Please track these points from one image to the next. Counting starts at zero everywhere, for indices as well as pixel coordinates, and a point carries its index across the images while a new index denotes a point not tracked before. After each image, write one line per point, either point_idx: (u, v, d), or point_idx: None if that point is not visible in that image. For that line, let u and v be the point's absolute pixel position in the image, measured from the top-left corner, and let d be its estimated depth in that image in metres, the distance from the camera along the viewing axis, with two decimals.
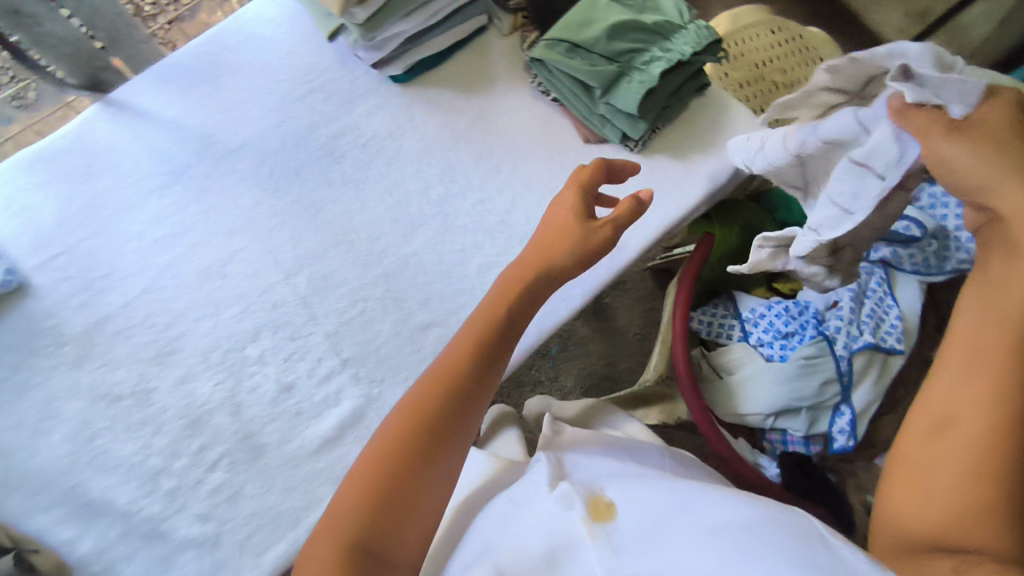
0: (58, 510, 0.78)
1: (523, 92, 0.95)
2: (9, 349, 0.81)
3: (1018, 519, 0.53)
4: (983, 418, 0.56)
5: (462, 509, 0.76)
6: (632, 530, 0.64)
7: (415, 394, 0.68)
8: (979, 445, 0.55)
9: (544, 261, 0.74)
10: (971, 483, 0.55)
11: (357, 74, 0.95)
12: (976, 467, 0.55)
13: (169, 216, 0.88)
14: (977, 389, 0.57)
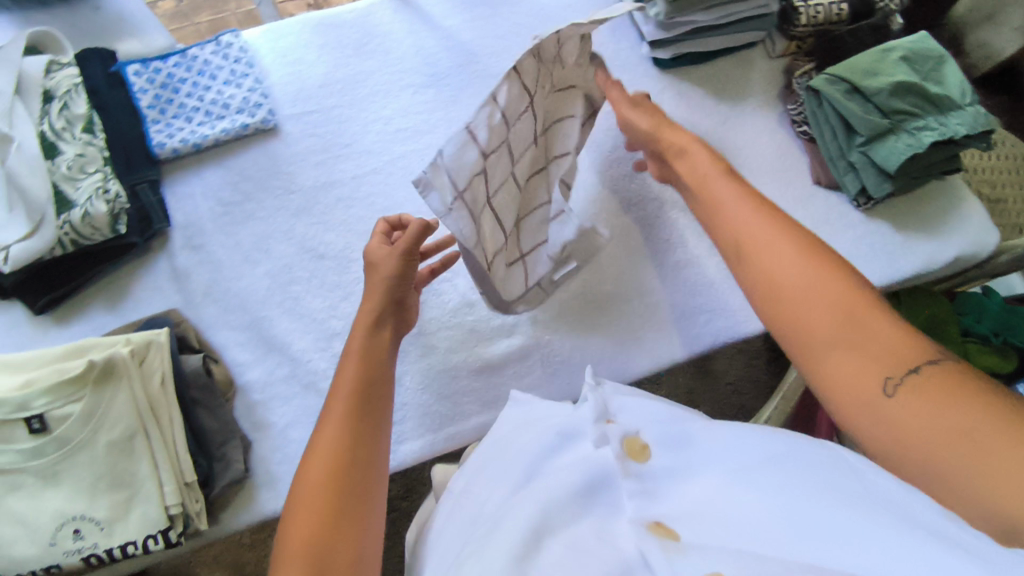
0: (242, 334, 0.83)
1: (770, 116, 0.96)
2: (247, 179, 0.88)
3: (930, 370, 0.48)
4: (823, 293, 0.53)
5: (493, 446, 0.65)
6: (664, 473, 0.53)
7: (354, 342, 0.67)
8: (841, 300, 0.53)
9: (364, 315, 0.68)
10: (865, 354, 0.50)
11: (624, 45, 0.97)
12: (842, 331, 0.51)
13: (416, 112, 0.92)
14: (819, 283, 0.55)
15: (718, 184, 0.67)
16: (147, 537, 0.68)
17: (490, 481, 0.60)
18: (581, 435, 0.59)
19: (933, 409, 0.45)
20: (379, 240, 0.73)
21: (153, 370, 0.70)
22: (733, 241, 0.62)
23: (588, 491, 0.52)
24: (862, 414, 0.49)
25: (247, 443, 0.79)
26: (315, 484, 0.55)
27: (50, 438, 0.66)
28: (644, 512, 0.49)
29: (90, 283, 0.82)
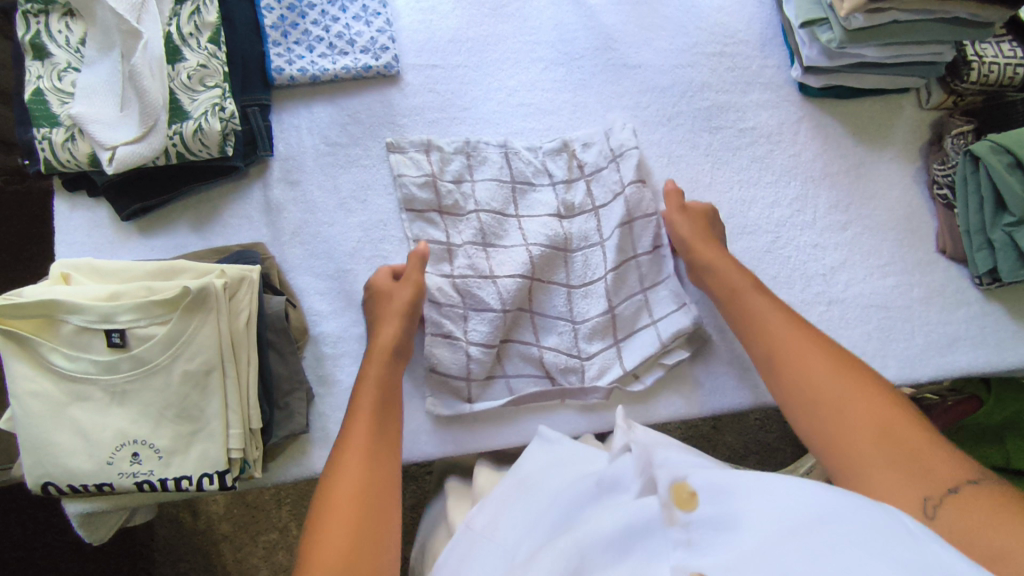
0: (323, 283, 0.79)
1: (907, 169, 0.90)
2: (358, 123, 0.84)
3: (907, 421, 0.58)
4: (825, 361, 0.64)
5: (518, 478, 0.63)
6: (709, 525, 0.48)
7: (385, 335, 0.72)
8: (851, 389, 0.61)
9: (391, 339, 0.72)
10: (871, 444, 0.57)
11: (770, 63, 0.91)
12: (861, 417, 0.59)
13: (543, 89, 0.87)
14: (827, 363, 0.64)
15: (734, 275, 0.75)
16: (203, 476, 0.65)
17: (515, 527, 0.59)
18: (623, 486, 0.56)
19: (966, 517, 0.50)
20: (387, 273, 0.77)
21: (241, 307, 0.67)
22: (768, 332, 0.70)
23: (624, 540, 0.50)
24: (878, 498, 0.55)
25: (310, 397, 0.76)
26: (337, 514, 0.58)
27: (127, 356, 0.63)
28: (686, 564, 0.46)
29: (181, 198, 0.79)
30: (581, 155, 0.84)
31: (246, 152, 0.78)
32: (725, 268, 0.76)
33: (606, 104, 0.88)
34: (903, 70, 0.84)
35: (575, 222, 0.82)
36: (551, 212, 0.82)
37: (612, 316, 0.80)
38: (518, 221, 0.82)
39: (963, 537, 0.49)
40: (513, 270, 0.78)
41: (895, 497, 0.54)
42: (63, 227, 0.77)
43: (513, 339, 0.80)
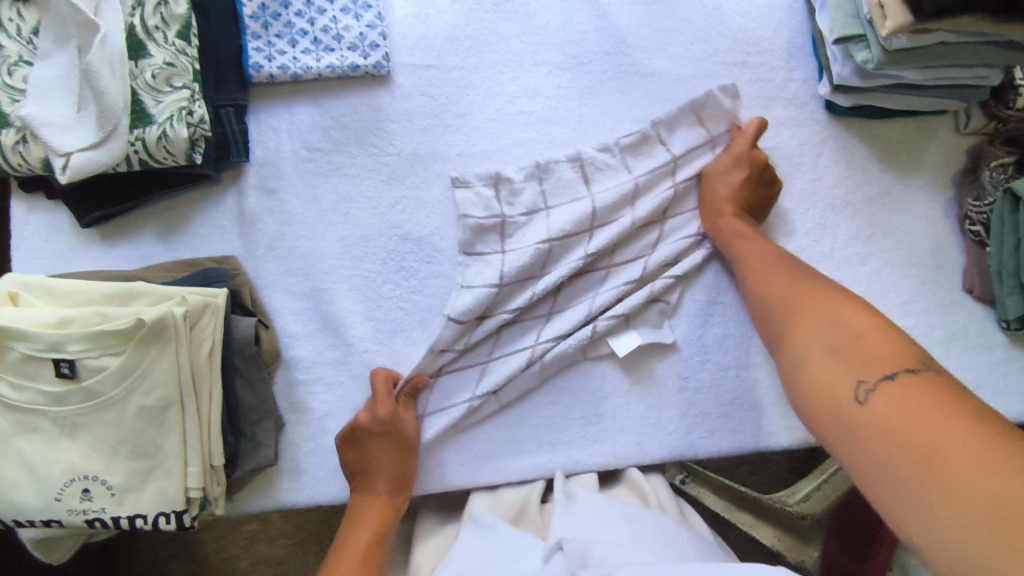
0: (299, 302, 0.74)
1: (937, 199, 0.83)
2: (343, 127, 0.77)
3: (886, 341, 0.55)
4: (812, 297, 0.64)
5: None
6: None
7: (377, 441, 0.68)
8: (812, 304, 0.63)
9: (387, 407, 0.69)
10: (817, 330, 0.60)
11: (796, 76, 0.83)
12: (807, 318, 0.62)
13: (547, 96, 0.80)
14: (805, 301, 0.64)
15: (751, 234, 0.73)
16: (158, 515, 0.61)
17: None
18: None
19: (903, 419, 0.48)
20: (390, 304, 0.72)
21: (204, 337, 0.61)
22: (754, 271, 0.71)
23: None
24: (827, 409, 0.55)
25: (280, 425, 0.71)
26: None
27: (77, 388, 0.58)
28: None
29: (147, 204, 0.73)
30: (667, 140, 0.79)
31: (218, 157, 0.72)
32: (746, 236, 0.74)
33: (615, 114, 0.81)
34: (947, 92, 0.77)
35: (613, 209, 0.76)
36: (581, 195, 0.76)
37: (625, 319, 0.75)
38: (547, 213, 0.75)
39: (885, 429, 0.49)
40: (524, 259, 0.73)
41: (831, 383, 0.55)
42: (19, 231, 0.72)
43: (520, 322, 0.74)
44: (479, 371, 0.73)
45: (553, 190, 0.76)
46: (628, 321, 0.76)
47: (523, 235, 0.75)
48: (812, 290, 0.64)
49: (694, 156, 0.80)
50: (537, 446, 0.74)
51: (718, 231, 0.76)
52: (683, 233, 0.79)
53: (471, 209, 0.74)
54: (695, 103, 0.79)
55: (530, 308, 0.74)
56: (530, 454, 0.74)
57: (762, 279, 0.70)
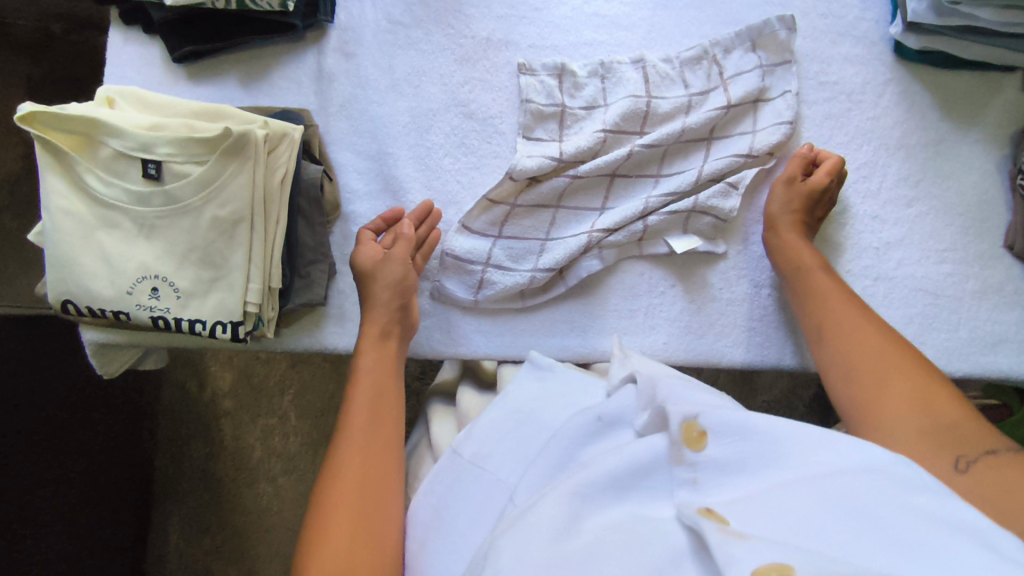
0: (363, 163, 0.78)
1: (991, 155, 0.84)
2: (424, 5, 0.80)
3: (969, 416, 0.57)
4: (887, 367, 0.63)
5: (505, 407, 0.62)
6: (717, 467, 0.48)
7: (382, 297, 0.69)
8: (893, 371, 0.62)
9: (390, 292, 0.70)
10: (897, 400, 0.60)
11: (869, 16, 0.84)
12: (884, 380, 0.62)
13: (622, 2, 0.82)
14: (883, 361, 0.63)
15: (825, 286, 0.72)
16: (217, 324, 0.66)
17: (508, 456, 0.58)
18: (624, 422, 0.55)
19: (1008, 483, 0.50)
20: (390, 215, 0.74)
21: (279, 163, 0.66)
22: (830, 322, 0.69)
23: (625, 480, 0.49)
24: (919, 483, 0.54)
25: (332, 272, 0.75)
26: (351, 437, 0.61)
27: (161, 191, 0.63)
28: (692, 501, 0.47)
29: (234, 49, 0.77)
30: (722, 62, 0.81)
31: (306, 13, 0.76)
32: (821, 286, 0.72)
33: (685, 29, 0.83)
34: (1018, 43, 0.77)
35: (662, 120, 0.79)
36: (639, 95, 0.78)
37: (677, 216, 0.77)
38: (605, 109, 0.79)
39: (991, 488, 0.51)
40: (581, 143, 0.77)
41: (922, 459, 0.55)
42: (114, 59, 0.76)
43: (575, 208, 0.78)
44: (526, 246, 0.77)
45: (612, 88, 0.80)
46: (683, 224, 0.78)
47: (581, 128, 0.79)
48: (888, 347, 0.64)
49: (748, 77, 0.80)
50: (569, 329, 0.77)
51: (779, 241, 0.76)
52: (730, 150, 0.79)
53: (534, 96, 0.78)
54: (752, 28, 0.80)
55: (581, 195, 0.78)
56: (566, 336, 0.77)
57: (838, 339, 0.68)
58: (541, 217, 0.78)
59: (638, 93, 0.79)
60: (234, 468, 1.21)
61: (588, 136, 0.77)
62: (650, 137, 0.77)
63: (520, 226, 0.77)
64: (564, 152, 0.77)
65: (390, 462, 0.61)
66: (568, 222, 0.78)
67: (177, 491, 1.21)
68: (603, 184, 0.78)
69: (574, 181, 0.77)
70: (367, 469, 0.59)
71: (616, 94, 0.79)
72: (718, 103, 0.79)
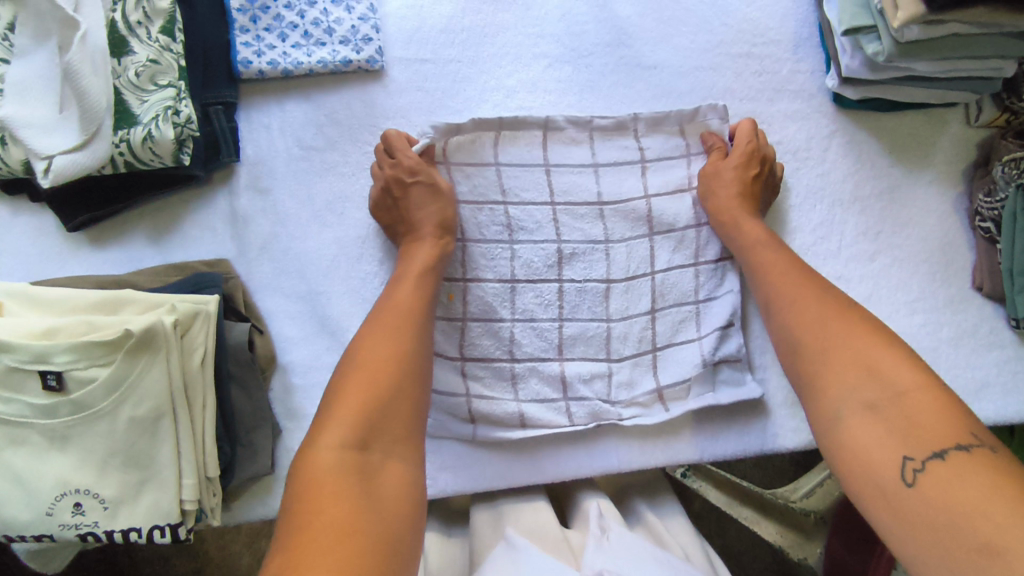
0: (294, 306, 0.72)
1: (946, 194, 0.81)
2: (336, 125, 0.75)
3: (929, 398, 0.54)
4: (831, 331, 0.61)
5: None
6: None
7: (400, 303, 0.63)
8: (841, 340, 0.60)
9: (406, 302, 0.63)
10: (855, 373, 0.57)
11: (803, 69, 0.81)
12: (841, 363, 0.59)
13: (546, 90, 0.78)
14: (840, 332, 0.60)
15: (766, 248, 0.71)
16: (154, 528, 0.60)
17: None
18: None
19: (955, 486, 0.48)
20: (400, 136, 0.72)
21: (196, 345, 0.60)
22: (765, 264, 0.70)
23: None
24: (869, 485, 0.53)
25: (276, 432, 0.70)
26: (348, 409, 0.54)
27: (66, 400, 0.57)
28: None
29: (135, 206, 0.71)
30: (640, 143, 0.78)
31: (207, 157, 0.69)
32: (760, 242, 0.72)
33: (616, 108, 0.79)
34: (959, 84, 0.74)
35: (580, 213, 0.76)
36: (544, 201, 0.76)
37: (653, 318, 0.77)
38: (499, 170, 0.75)
39: (946, 495, 0.49)
40: (528, 265, 0.75)
41: (870, 447, 0.53)
42: (6, 235, 0.69)
43: (530, 319, 0.75)
44: (485, 371, 0.74)
45: (512, 159, 0.76)
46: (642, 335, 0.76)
47: (478, 188, 0.75)
48: (864, 339, 0.59)
49: (668, 173, 0.78)
50: (550, 454, 0.75)
51: (738, 228, 0.73)
52: (676, 254, 0.77)
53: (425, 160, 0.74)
54: (673, 122, 0.78)
55: (543, 310, 0.75)
56: (552, 455, 0.75)
57: (808, 292, 0.65)
58: (494, 336, 0.74)
59: (541, 182, 0.76)
60: None
61: (491, 236, 0.75)
62: (576, 245, 0.76)
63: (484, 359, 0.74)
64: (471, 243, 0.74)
65: (390, 448, 0.54)
66: (524, 338, 0.75)
67: None
68: (556, 297, 0.75)
69: (515, 284, 0.75)
70: (363, 446, 0.53)
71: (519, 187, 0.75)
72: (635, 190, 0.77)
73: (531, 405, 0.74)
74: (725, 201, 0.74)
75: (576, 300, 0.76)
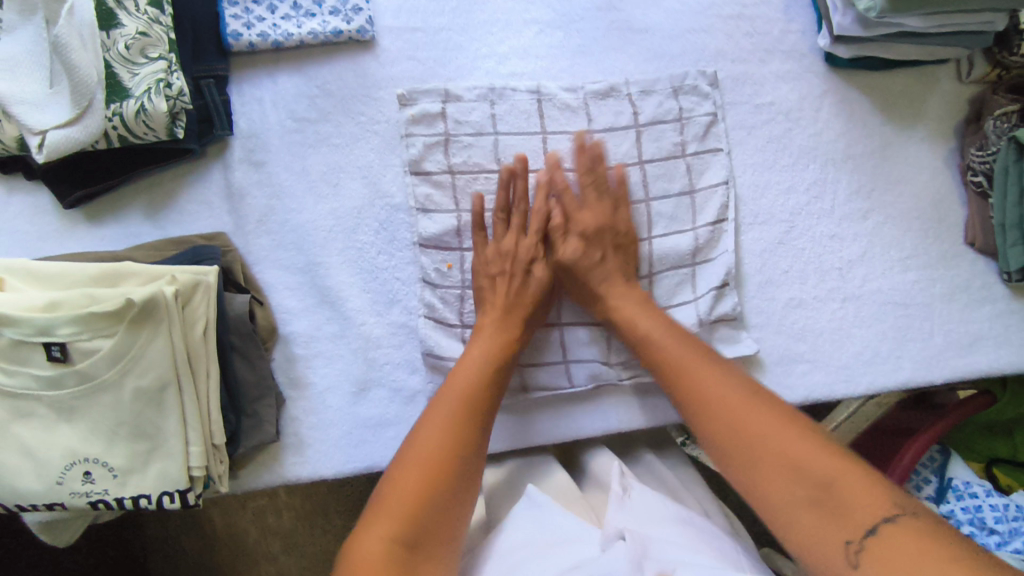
0: (293, 277, 0.73)
1: (938, 150, 0.82)
2: (328, 96, 0.75)
3: (862, 482, 0.52)
4: (751, 422, 0.58)
5: (502, 560, 0.60)
6: None
7: (451, 396, 0.64)
8: (766, 425, 0.58)
9: (460, 402, 0.63)
10: (775, 468, 0.55)
11: (795, 29, 0.81)
12: (755, 435, 0.57)
13: (538, 57, 0.78)
14: (760, 412, 0.59)
15: (655, 326, 0.69)
16: (163, 495, 0.61)
17: None
18: None
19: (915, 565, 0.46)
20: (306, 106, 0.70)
21: (197, 316, 0.60)
22: (649, 340, 0.68)
23: None
24: (816, 552, 0.51)
25: (280, 401, 0.71)
26: (399, 505, 0.56)
27: (71, 372, 0.57)
28: None
29: (131, 182, 0.71)
30: (636, 104, 0.77)
31: (199, 131, 0.69)
32: (648, 335, 0.68)
33: (609, 73, 0.79)
34: (949, 39, 0.75)
35: (575, 182, 0.76)
36: (539, 170, 0.76)
37: (650, 283, 0.77)
38: (495, 139, 0.75)
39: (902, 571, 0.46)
40: (524, 231, 0.74)
41: (817, 534, 0.51)
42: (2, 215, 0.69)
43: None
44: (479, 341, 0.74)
45: (508, 125, 0.75)
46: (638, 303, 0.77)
47: (469, 156, 0.74)
48: (773, 420, 0.58)
49: (662, 137, 0.77)
50: (551, 415, 0.76)
51: (613, 310, 0.71)
52: (673, 219, 0.77)
53: (419, 135, 0.74)
54: (666, 85, 0.78)
55: None
56: (552, 417, 0.76)
57: (699, 368, 0.64)
58: None
59: (537, 151, 0.76)
60: (232, 557, 1.13)
61: (486, 207, 0.74)
62: None
63: None
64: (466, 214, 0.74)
65: (433, 549, 0.56)
66: None
67: None
68: (551, 262, 0.75)
69: None
70: (410, 546, 0.55)
71: (515, 155, 0.75)
72: (631, 155, 0.76)
73: (529, 370, 0.75)
74: (575, 261, 0.71)
75: None
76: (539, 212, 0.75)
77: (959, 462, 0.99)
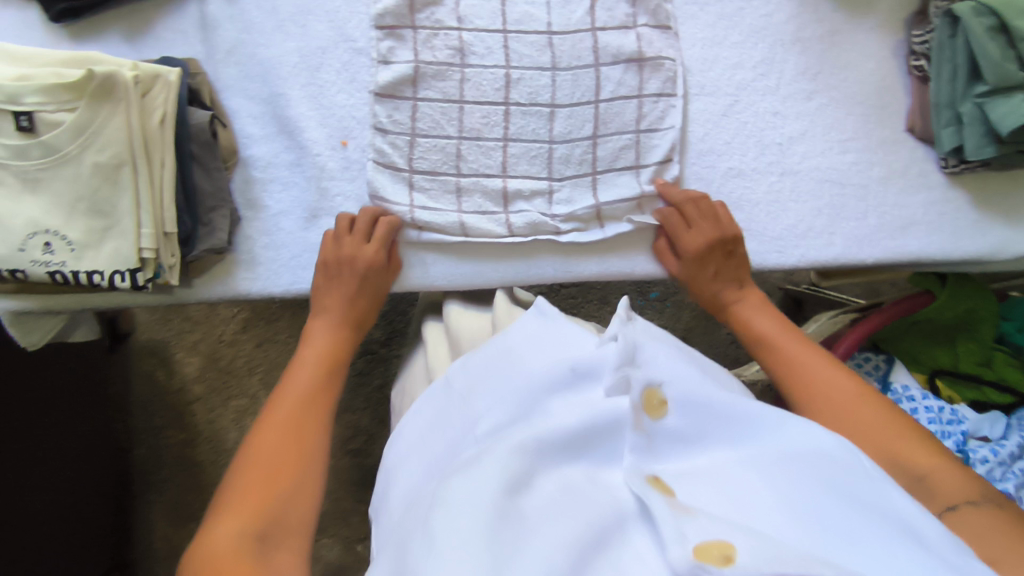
0: (257, 106, 0.78)
1: (886, 40, 0.84)
2: None
3: (944, 456, 0.58)
4: (868, 418, 0.61)
5: (494, 356, 0.59)
6: (672, 436, 0.48)
7: (292, 392, 0.68)
8: (873, 429, 0.61)
9: (298, 398, 0.67)
10: (873, 422, 0.61)
11: None
12: (868, 415, 0.62)
13: None
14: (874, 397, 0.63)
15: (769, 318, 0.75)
16: (115, 273, 0.66)
17: (489, 392, 0.56)
18: (598, 376, 0.52)
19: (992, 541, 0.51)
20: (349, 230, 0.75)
21: (155, 105, 0.66)
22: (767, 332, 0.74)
23: (582, 437, 0.48)
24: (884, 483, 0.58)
25: (235, 217, 0.76)
26: (248, 501, 0.57)
27: (37, 142, 0.63)
28: (641, 466, 0.47)
29: (114, 5, 0.76)
30: None
31: None
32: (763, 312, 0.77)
33: None
34: None
35: (529, 42, 0.79)
36: (496, 29, 0.79)
37: (594, 145, 0.80)
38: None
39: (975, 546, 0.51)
40: (477, 84, 0.78)
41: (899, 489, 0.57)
42: None
43: (476, 138, 0.78)
44: (427, 186, 0.78)
45: None
46: (582, 163, 0.80)
47: (432, 13, 0.78)
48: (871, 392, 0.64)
49: (615, 6, 0.81)
50: (494, 261, 0.79)
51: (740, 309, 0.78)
52: (620, 84, 0.80)
53: None
54: None
55: (488, 128, 0.78)
56: (495, 263, 0.79)
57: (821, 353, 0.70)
58: (441, 149, 0.78)
59: (495, 11, 0.80)
60: (212, 452, 1.26)
61: (442, 58, 0.78)
62: (524, 70, 0.79)
63: (434, 175, 0.78)
64: (424, 62, 0.78)
65: (284, 539, 0.57)
66: (471, 157, 0.78)
67: (154, 481, 1.26)
68: (500, 116, 0.79)
69: (463, 105, 0.78)
70: (261, 538, 0.55)
71: (474, 12, 0.79)
72: (584, 24, 0.80)
73: (471, 214, 0.78)
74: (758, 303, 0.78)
75: (522, 123, 0.79)
76: (493, 67, 0.79)
77: (902, 370, 0.99)
